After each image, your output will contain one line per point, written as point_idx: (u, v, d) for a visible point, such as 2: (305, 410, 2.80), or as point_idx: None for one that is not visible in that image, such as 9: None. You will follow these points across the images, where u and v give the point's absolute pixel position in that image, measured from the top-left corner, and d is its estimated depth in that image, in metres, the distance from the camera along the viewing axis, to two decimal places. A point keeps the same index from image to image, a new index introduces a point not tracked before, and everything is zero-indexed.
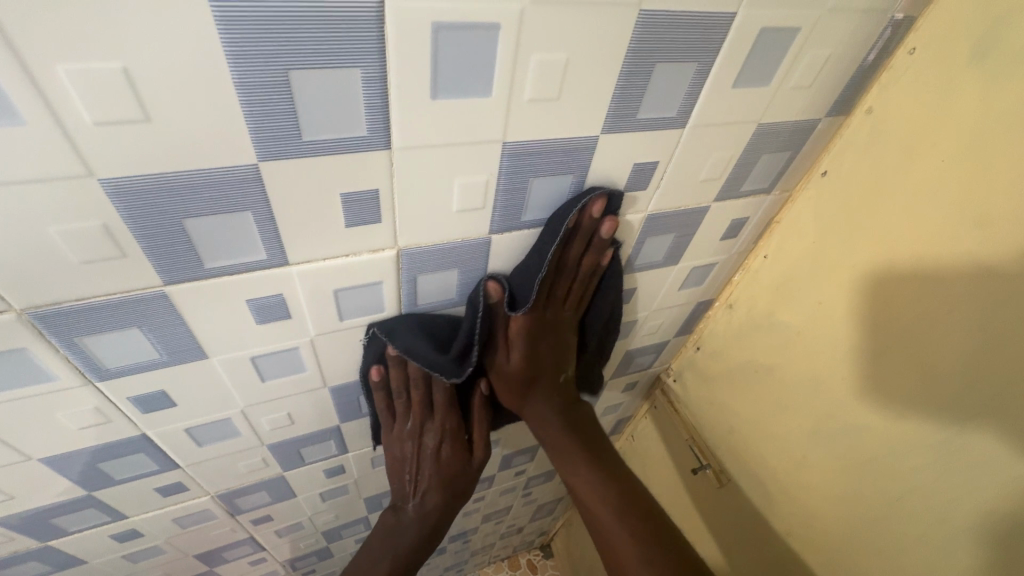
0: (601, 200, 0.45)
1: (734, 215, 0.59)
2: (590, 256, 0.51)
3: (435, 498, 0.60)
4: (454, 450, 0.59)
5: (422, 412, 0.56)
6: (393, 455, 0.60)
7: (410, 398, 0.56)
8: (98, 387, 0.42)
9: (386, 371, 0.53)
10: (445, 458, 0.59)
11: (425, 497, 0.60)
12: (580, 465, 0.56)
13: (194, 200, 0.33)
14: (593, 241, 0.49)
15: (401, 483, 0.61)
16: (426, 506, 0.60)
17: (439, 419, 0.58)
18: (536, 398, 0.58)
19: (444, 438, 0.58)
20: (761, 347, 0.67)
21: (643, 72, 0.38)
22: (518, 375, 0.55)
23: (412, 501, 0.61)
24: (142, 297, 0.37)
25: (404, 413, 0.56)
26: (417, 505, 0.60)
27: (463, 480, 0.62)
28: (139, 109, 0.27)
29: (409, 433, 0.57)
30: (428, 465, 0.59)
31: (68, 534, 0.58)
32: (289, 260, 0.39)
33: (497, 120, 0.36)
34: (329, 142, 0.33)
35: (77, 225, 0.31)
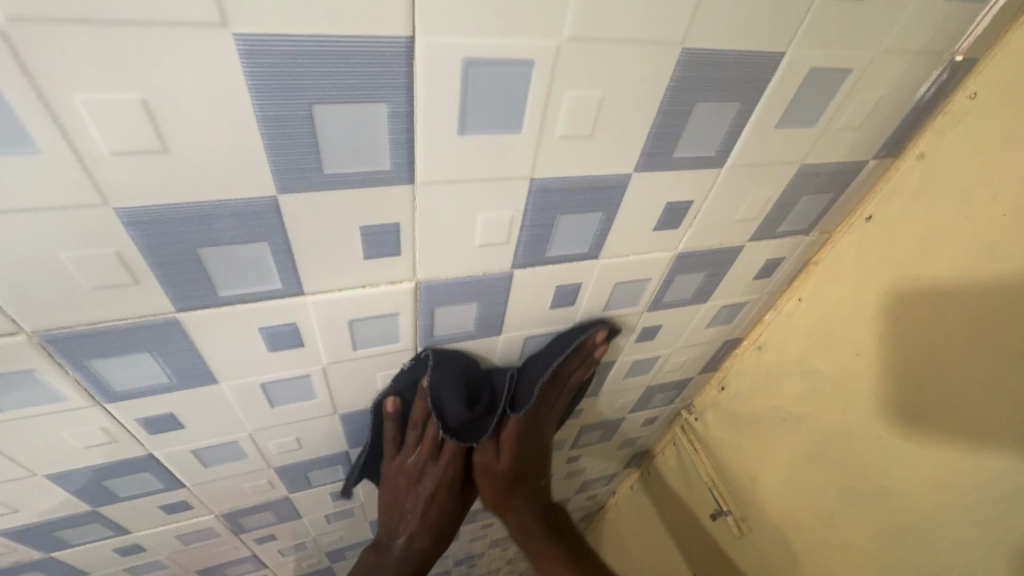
0: (602, 331, 0.53)
1: (768, 255, 0.56)
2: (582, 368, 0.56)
3: (422, 540, 0.57)
4: (449, 495, 0.57)
5: (429, 451, 0.54)
6: (386, 489, 0.57)
7: (421, 434, 0.54)
8: (106, 408, 0.41)
9: (403, 402, 0.53)
10: (438, 501, 0.57)
11: (413, 538, 0.57)
12: (555, 551, 0.57)
13: (210, 230, 0.32)
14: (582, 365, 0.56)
15: (390, 517, 0.58)
16: (412, 546, 0.58)
17: (442, 464, 0.55)
18: (517, 507, 0.59)
19: (444, 481, 0.56)
20: (789, 398, 0.64)
21: (682, 111, 0.36)
22: (505, 475, 0.56)
23: (398, 539, 0.58)
24: (154, 323, 0.36)
25: (411, 446, 0.54)
26: (403, 544, 0.58)
27: (451, 525, 0.60)
28: (157, 140, 0.26)
29: (410, 468, 0.55)
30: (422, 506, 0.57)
31: (71, 546, 0.58)
32: (304, 290, 0.38)
33: (526, 157, 0.35)
34: (351, 176, 0.32)
35: (90, 253, 0.30)
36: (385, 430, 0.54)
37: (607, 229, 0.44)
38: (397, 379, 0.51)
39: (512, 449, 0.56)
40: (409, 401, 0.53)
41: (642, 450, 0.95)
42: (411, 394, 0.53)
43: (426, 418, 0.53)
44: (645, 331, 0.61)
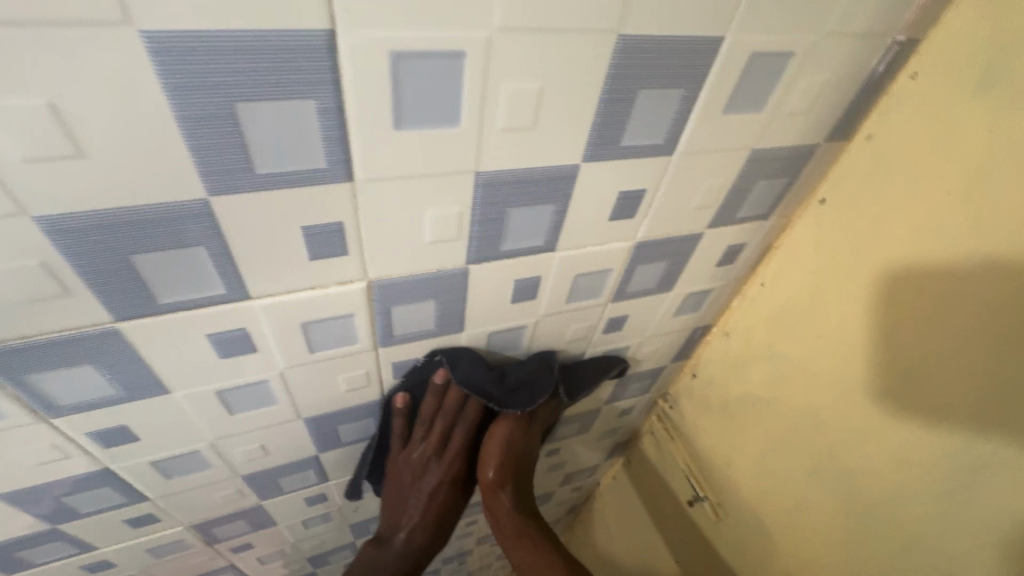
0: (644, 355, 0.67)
1: (729, 241, 0.56)
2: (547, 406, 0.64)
3: (422, 535, 0.64)
4: (448, 492, 0.63)
5: (434, 449, 0.60)
6: (391, 486, 0.63)
7: (428, 431, 0.59)
8: (54, 425, 0.40)
9: (411, 398, 0.56)
10: (439, 497, 0.63)
11: (413, 534, 0.64)
12: (541, 548, 0.60)
13: (142, 237, 0.31)
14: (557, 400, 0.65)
15: (393, 513, 0.64)
16: (413, 540, 0.64)
17: (445, 462, 0.62)
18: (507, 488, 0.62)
19: (444, 480, 0.62)
20: (757, 382, 0.65)
21: (626, 99, 0.36)
22: (513, 449, 0.60)
23: (400, 533, 0.64)
24: (92, 334, 0.35)
25: (418, 443, 0.59)
26: (403, 538, 0.64)
27: (450, 517, 0.66)
28: (72, 146, 0.25)
29: (414, 464, 0.61)
30: (423, 503, 0.63)
31: (35, 567, 0.56)
32: (250, 294, 0.37)
33: (468, 150, 0.34)
34: (285, 176, 0.31)
35: (14, 265, 0.29)
36: (395, 427, 0.58)
37: (561, 221, 0.43)
38: (405, 377, 0.54)
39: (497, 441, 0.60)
40: (418, 399, 0.57)
41: (621, 439, 0.96)
42: (420, 391, 0.56)
43: (433, 416, 0.58)
44: (612, 321, 0.61)
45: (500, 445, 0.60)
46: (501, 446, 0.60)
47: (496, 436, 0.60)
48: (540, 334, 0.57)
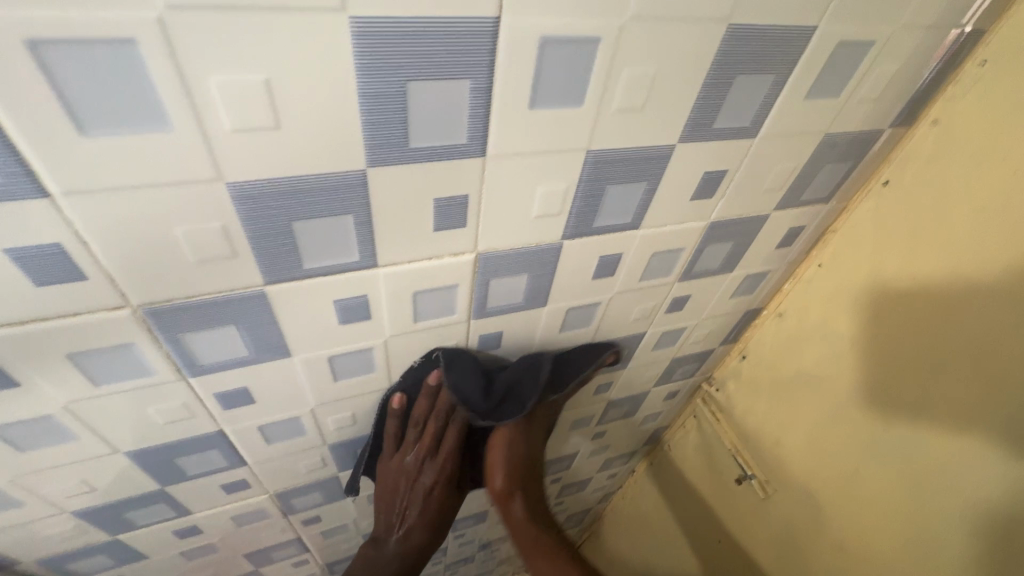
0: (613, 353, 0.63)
1: (790, 223, 0.59)
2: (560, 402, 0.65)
3: (419, 535, 0.62)
4: (443, 492, 0.63)
5: (428, 450, 0.59)
6: (385, 488, 0.62)
7: (420, 432, 0.59)
8: (189, 384, 0.44)
9: (407, 399, 0.56)
10: (436, 495, 0.62)
11: (411, 531, 0.62)
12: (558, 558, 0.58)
13: (306, 204, 0.34)
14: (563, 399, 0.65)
15: (388, 515, 0.63)
16: (410, 539, 0.62)
17: (439, 462, 0.61)
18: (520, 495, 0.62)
19: (440, 478, 0.61)
20: (811, 360, 0.68)
21: (724, 84, 0.40)
22: (516, 456, 0.62)
23: (395, 534, 0.63)
24: (244, 296, 0.38)
25: (411, 444, 0.59)
26: (401, 536, 0.62)
27: (444, 517, 0.65)
28: (273, 118, 0.29)
29: (409, 466, 0.60)
30: (419, 502, 0.62)
31: (136, 528, 0.60)
32: (378, 262, 0.41)
33: (585, 129, 0.38)
34: (431, 150, 0.35)
35: (199, 227, 0.33)
36: (388, 428, 0.58)
37: (649, 200, 0.47)
38: (402, 378, 0.54)
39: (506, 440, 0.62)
40: (411, 400, 0.57)
41: (662, 424, 0.99)
42: (416, 393, 0.57)
43: (426, 417, 0.58)
44: (675, 301, 0.64)
45: (503, 452, 0.62)
46: (503, 454, 0.62)
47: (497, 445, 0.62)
48: (610, 312, 0.60)
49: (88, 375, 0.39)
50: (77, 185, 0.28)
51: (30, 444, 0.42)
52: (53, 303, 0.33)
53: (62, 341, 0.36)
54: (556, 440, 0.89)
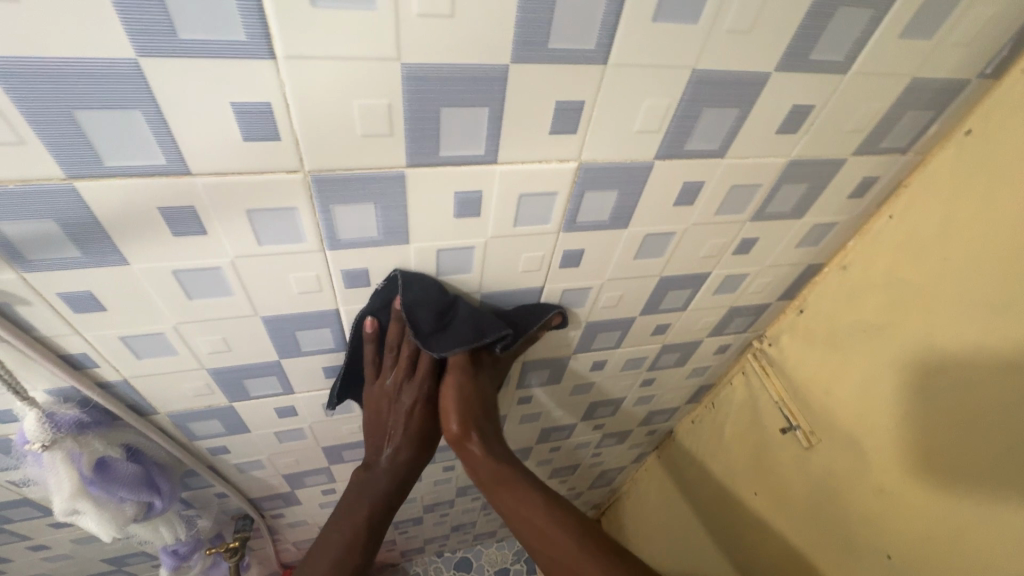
0: (559, 316, 0.68)
1: (865, 171, 0.62)
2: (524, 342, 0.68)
3: (407, 453, 0.66)
4: (427, 410, 0.66)
5: (405, 370, 0.64)
6: (370, 411, 0.66)
7: (397, 356, 0.64)
8: (325, 257, 0.52)
9: (380, 323, 0.61)
10: (417, 416, 0.65)
11: (399, 450, 0.66)
12: (534, 496, 0.61)
13: (456, 93, 0.41)
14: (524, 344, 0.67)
15: (376, 437, 0.67)
16: (398, 458, 0.66)
17: (418, 381, 0.64)
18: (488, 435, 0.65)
19: (419, 397, 0.65)
20: (869, 309, 0.71)
21: (825, 15, 0.44)
22: (467, 396, 0.63)
23: (384, 454, 0.67)
24: (389, 175, 0.46)
25: (389, 367, 0.64)
26: (389, 455, 0.66)
27: (429, 438, 0.69)
28: (450, 6, 0.36)
29: (389, 388, 0.64)
30: (403, 421, 0.65)
31: (249, 399, 0.70)
32: (497, 158, 0.47)
33: (696, 47, 0.43)
34: (565, 52, 0.41)
35: (372, 102, 0.40)
36: (367, 352, 0.63)
37: (738, 127, 0.51)
38: (368, 301, 0.58)
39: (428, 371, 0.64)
40: (385, 325, 0.62)
41: (708, 381, 1.03)
42: (387, 316, 0.61)
43: (401, 339, 0.63)
44: (743, 242, 0.68)
45: (456, 393, 0.63)
46: (455, 396, 0.63)
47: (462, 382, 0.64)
48: (682, 245, 0.65)
49: (254, 233, 0.47)
50: (296, 51, 0.35)
51: (197, 291, 0.51)
52: (250, 160, 0.41)
53: (245, 196, 0.44)
54: (607, 380, 0.93)
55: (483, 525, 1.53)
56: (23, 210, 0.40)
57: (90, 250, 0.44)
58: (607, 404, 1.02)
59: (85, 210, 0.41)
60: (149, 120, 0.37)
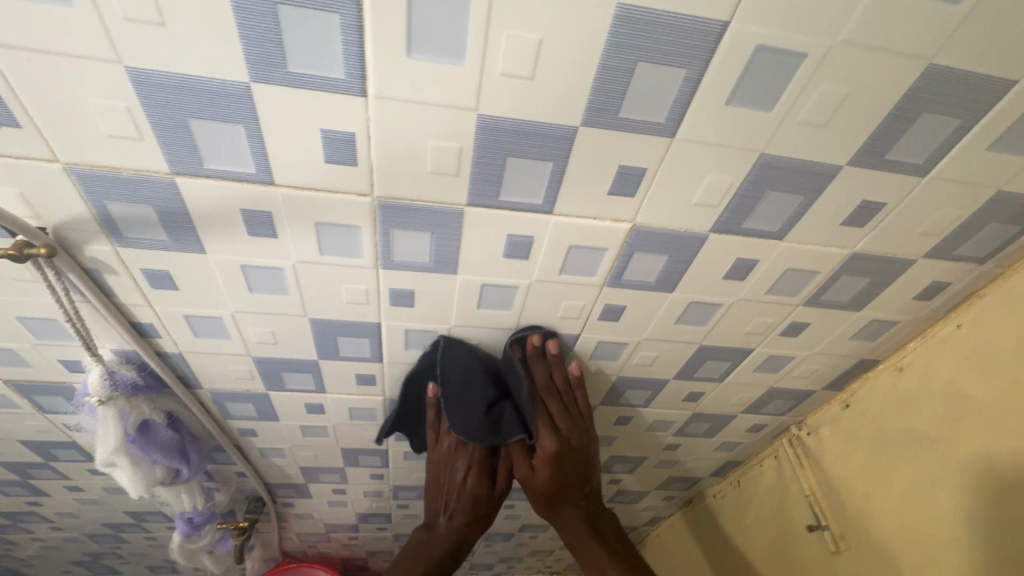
0: (550, 339, 0.63)
1: (934, 275, 0.59)
2: (569, 422, 0.66)
3: (461, 521, 0.70)
4: (480, 480, 0.69)
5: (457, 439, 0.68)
6: (431, 477, 0.72)
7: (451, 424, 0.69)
8: (377, 274, 0.55)
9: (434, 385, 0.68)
10: (470, 486, 0.68)
11: (453, 517, 0.70)
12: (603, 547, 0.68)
13: (523, 146, 0.43)
14: (570, 419, 0.66)
15: (435, 502, 0.72)
16: (454, 525, 0.70)
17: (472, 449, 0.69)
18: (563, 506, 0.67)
19: (472, 464, 0.68)
20: (926, 419, 0.67)
21: (907, 119, 0.43)
22: (547, 483, 0.65)
23: (442, 519, 0.71)
24: (448, 211, 0.48)
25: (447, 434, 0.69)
26: (447, 523, 0.70)
27: (484, 510, 0.70)
28: (531, 70, 0.38)
29: (444, 454, 0.70)
30: (457, 489, 0.69)
31: (284, 390, 0.73)
32: (553, 209, 0.49)
33: (767, 133, 0.43)
34: (634, 122, 0.42)
35: (445, 144, 0.42)
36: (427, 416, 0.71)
37: (801, 213, 0.51)
38: (419, 362, 0.67)
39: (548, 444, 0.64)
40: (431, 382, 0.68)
41: (737, 458, 0.98)
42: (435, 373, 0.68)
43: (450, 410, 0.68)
44: (792, 326, 0.66)
45: (543, 481, 0.65)
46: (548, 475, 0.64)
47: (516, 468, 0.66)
48: (727, 318, 0.64)
49: (318, 243, 0.51)
50: (384, 93, 0.39)
51: (258, 286, 0.55)
52: (327, 180, 0.45)
53: (317, 210, 0.47)
54: (630, 437, 0.91)
55: (482, 556, 1.51)
56: (130, 196, 0.45)
57: (176, 238, 0.49)
58: (626, 461, 0.98)
59: (180, 203, 0.46)
60: (249, 135, 0.41)
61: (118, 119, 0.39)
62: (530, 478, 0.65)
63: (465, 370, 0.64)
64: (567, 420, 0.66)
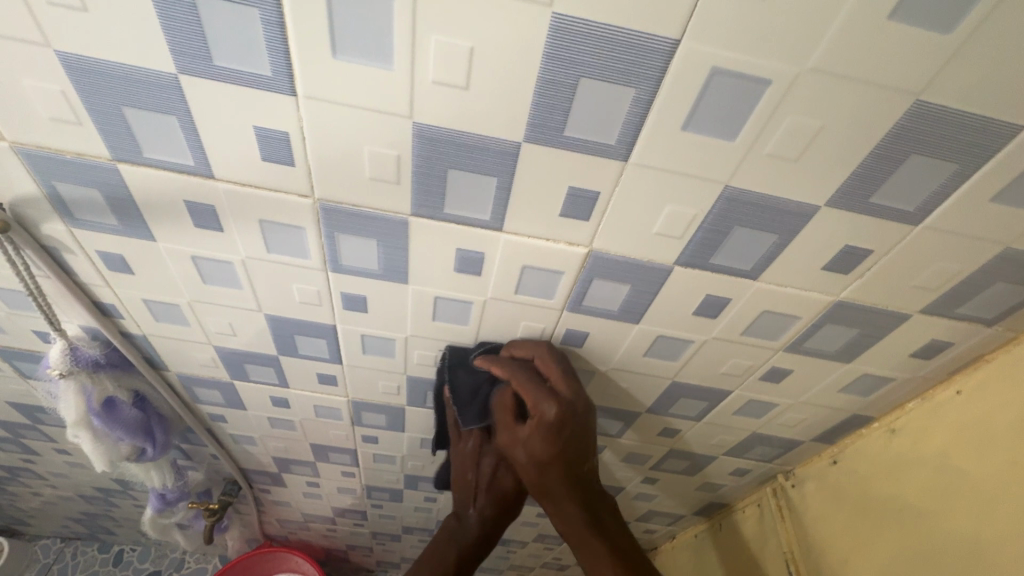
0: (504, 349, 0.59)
1: (935, 333, 0.54)
2: (571, 386, 0.54)
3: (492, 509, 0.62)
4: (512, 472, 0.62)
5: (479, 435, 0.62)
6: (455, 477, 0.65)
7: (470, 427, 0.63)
8: (327, 277, 0.53)
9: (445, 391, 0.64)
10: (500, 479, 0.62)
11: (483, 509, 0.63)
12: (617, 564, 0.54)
13: (464, 158, 0.41)
14: (573, 380, 0.54)
15: (464, 496, 0.64)
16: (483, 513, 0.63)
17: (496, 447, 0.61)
18: (553, 493, 0.54)
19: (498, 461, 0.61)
20: (917, 488, 0.62)
21: (894, 160, 0.38)
22: (542, 458, 0.53)
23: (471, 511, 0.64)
24: (393, 219, 0.46)
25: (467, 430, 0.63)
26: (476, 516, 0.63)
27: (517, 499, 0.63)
28: (465, 79, 0.35)
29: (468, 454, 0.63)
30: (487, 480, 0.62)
31: (248, 381, 0.73)
32: (503, 227, 0.46)
33: (731, 163, 0.39)
34: (582, 141, 0.39)
35: (382, 150, 0.40)
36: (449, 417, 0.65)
37: (776, 253, 0.46)
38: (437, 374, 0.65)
39: (547, 403, 0.52)
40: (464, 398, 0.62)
41: (720, 501, 0.93)
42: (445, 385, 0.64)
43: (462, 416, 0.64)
44: (774, 371, 0.61)
45: (533, 456, 0.53)
46: (538, 447, 0.53)
47: (512, 445, 0.55)
48: (700, 356, 0.60)
49: (265, 240, 0.50)
50: (314, 93, 0.37)
51: (211, 278, 0.55)
52: (266, 178, 0.43)
53: (259, 207, 0.46)
54: (604, 467, 0.87)
55: None
56: (76, 178, 0.45)
57: (125, 223, 0.49)
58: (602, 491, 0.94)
59: (125, 189, 0.46)
60: (183, 127, 0.40)
61: (54, 101, 0.39)
62: (530, 454, 0.53)
63: (473, 376, 0.60)
64: (569, 381, 0.54)
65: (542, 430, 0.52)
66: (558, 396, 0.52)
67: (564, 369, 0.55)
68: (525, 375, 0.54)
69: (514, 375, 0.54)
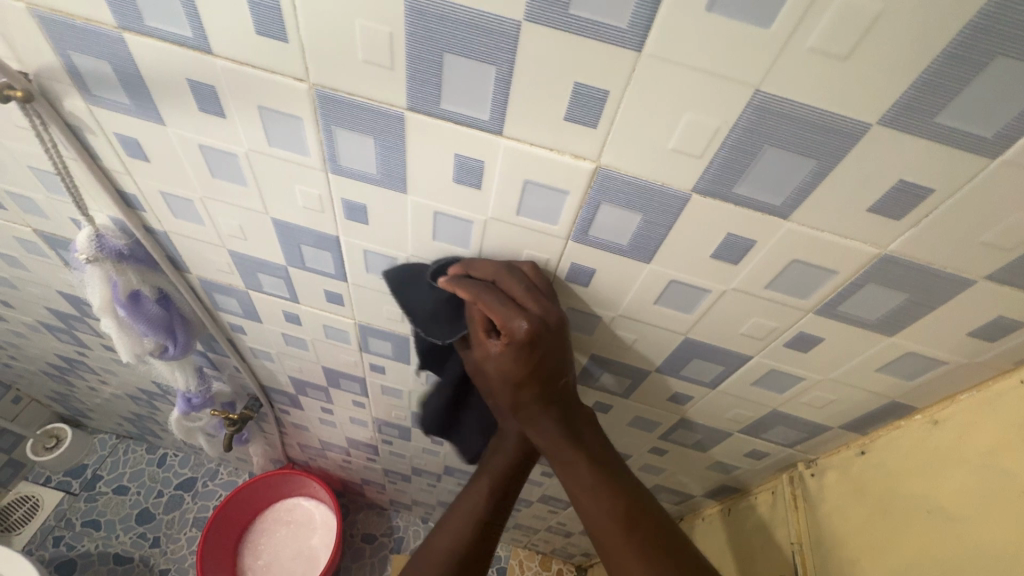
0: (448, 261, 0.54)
1: (1002, 309, 0.46)
2: (538, 302, 0.50)
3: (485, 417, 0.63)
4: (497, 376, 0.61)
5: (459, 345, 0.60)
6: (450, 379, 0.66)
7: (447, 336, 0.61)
8: (327, 179, 0.52)
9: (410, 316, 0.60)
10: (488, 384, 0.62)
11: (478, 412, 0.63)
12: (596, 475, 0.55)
13: (461, 40, 0.37)
14: (540, 296, 0.51)
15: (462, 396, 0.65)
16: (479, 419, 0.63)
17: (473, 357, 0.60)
18: (531, 406, 0.56)
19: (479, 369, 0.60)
20: (951, 491, 0.55)
21: (971, 66, 0.31)
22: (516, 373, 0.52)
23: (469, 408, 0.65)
24: (389, 113, 0.43)
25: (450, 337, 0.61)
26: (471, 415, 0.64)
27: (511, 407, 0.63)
28: None
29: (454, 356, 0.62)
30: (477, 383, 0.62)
31: (262, 292, 0.75)
32: (503, 130, 0.42)
33: (763, 60, 0.33)
34: (589, 23, 0.34)
35: (374, 26, 0.38)
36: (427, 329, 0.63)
37: (812, 185, 0.40)
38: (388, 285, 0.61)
39: (516, 323, 0.49)
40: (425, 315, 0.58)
41: (732, 484, 0.87)
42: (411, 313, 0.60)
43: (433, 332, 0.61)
44: (802, 338, 0.54)
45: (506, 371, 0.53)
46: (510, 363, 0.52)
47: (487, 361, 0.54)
48: (718, 310, 0.54)
49: (266, 132, 0.48)
50: None
51: (219, 172, 0.55)
52: (261, 55, 0.42)
53: (258, 90, 0.45)
54: (609, 430, 0.83)
55: None
56: (87, 48, 0.45)
57: (137, 103, 0.49)
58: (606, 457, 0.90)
59: (131, 63, 0.45)
60: None
61: None
62: (504, 369, 0.53)
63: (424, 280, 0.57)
64: (536, 298, 0.50)
65: (512, 345, 0.50)
66: (527, 312, 0.50)
67: (526, 284, 0.51)
68: (487, 294, 0.50)
69: (478, 297, 0.50)
